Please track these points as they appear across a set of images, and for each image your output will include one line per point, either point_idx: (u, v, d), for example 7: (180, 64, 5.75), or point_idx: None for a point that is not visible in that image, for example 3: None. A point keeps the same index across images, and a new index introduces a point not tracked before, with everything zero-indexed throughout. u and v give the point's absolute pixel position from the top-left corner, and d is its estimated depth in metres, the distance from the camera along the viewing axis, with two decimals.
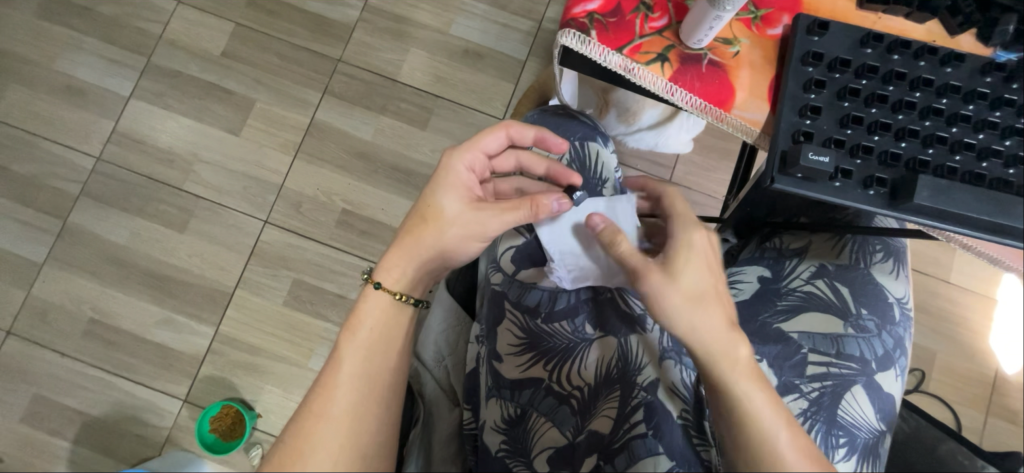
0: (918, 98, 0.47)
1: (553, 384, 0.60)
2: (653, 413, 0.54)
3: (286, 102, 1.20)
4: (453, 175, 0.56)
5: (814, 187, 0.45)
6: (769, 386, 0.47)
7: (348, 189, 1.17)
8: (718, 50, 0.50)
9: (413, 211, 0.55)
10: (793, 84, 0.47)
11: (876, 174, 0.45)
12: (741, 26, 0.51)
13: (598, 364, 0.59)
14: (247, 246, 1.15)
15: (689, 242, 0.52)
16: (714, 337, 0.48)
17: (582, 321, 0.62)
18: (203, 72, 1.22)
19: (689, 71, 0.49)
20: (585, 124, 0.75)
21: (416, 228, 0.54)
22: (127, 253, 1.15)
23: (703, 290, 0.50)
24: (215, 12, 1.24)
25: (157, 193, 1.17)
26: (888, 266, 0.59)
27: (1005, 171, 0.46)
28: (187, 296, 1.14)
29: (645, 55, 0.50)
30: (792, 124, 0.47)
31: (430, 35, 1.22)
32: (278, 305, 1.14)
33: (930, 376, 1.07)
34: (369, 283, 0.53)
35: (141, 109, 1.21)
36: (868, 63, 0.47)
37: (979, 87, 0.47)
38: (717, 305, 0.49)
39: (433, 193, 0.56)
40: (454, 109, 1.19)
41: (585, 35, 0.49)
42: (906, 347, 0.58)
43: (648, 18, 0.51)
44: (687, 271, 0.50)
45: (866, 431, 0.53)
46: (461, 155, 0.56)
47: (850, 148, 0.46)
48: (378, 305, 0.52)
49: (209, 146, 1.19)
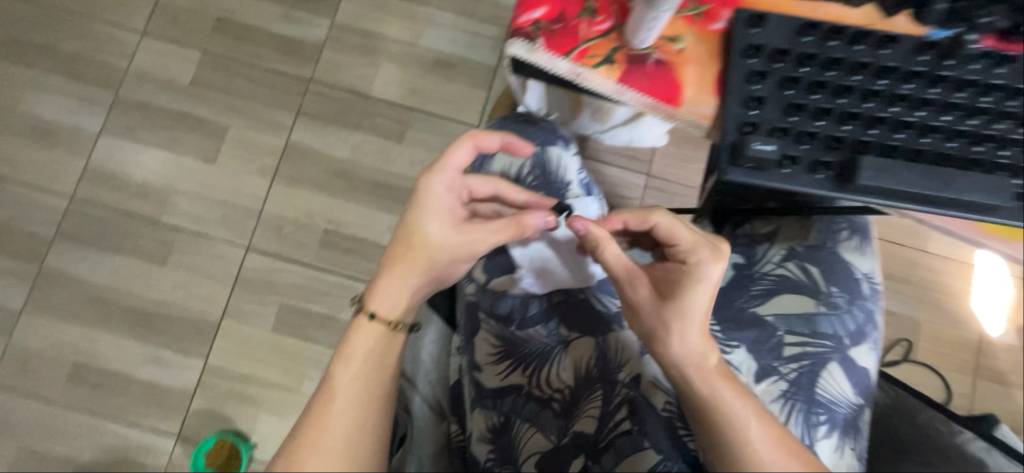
0: (858, 81, 0.48)
1: (533, 389, 0.60)
2: (636, 410, 0.55)
3: (260, 126, 1.20)
4: (433, 200, 0.54)
5: (765, 177, 0.47)
6: (745, 394, 0.49)
7: (328, 209, 1.17)
8: (663, 48, 0.50)
9: (399, 237, 0.55)
10: (735, 76, 0.48)
11: (822, 158, 0.47)
12: (683, 23, 0.51)
13: (575, 365, 0.60)
14: (231, 274, 1.15)
15: (693, 264, 0.51)
16: (697, 345, 0.50)
17: (556, 325, 0.62)
18: (173, 102, 1.21)
19: (635, 72, 0.49)
20: (544, 128, 0.75)
21: (404, 255, 0.54)
22: (109, 292, 1.14)
23: (693, 308, 0.50)
24: (181, 41, 1.23)
25: (136, 228, 1.16)
26: (853, 244, 0.60)
27: (945, 145, 0.48)
28: (173, 329, 1.13)
29: (592, 59, 0.50)
30: (739, 116, 0.48)
31: (399, 49, 1.22)
32: (267, 332, 1.13)
33: (916, 345, 1.10)
34: (362, 315, 0.53)
35: (112, 145, 1.19)
36: (804, 52, 0.49)
37: (915, 66, 0.48)
38: (701, 318, 0.50)
39: (415, 220, 0.55)
40: (429, 121, 1.20)
41: (532, 43, 0.49)
42: (878, 320, 0.59)
43: (592, 21, 0.51)
44: (683, 292, 0.50)
45: (844, 406, 0.54)
46: (438, 178, 0.54)
47: (795, 136, 0.47)
48: (371, 336, 0.52)
49: (185, 177, 1.18)
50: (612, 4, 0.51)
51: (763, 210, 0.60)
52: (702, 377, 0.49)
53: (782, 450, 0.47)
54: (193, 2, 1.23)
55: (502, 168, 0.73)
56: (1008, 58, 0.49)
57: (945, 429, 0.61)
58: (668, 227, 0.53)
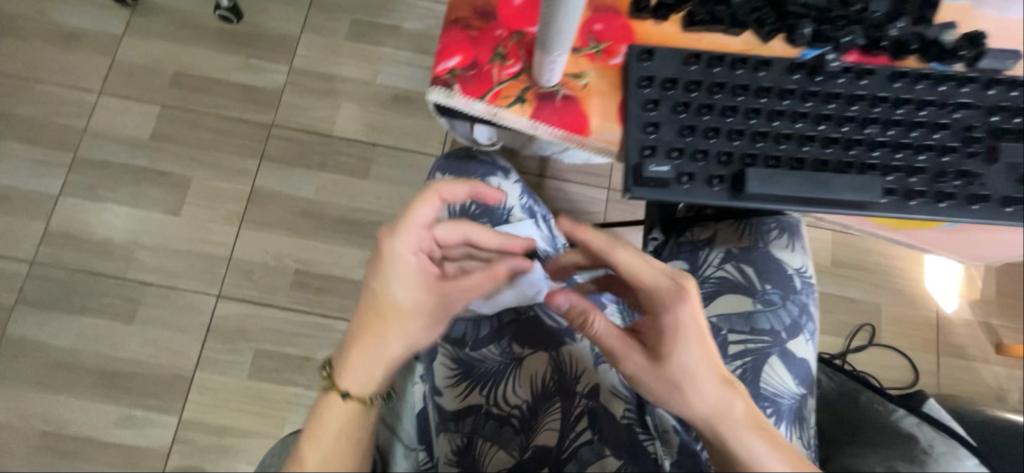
0: (740, 101, 0.53)
1: (492, 407, 0.61)
2: (595, 419, 0.59)
3: (224, 174, 1.21)
4: (401, 262, 0.53)
5: (666, 193, 0.51)
6: (765, 430, 0.50)
7: (298, 249, 1.18)
8: (569, 84, 0.54)
9: (367, 303, 0.53)
10: (632, 105, 0.53)
11: (715, 172, 0.52)
12: (586, 61, 0.55)
13: (532, 381, 0.62)
14: (202, 324, 1.13)
15: (668, 316, 0.50)
16: (704, 402, 0.50)
17: (509, 342, 0.65)
18: (133, 158, 1.21)
19: (546, 109, 0.53)
20: (484, 162, 0.78)
21: (374, 322, 0.52)
22: (75, 355, 1.11)
23: (688, 362, 0.50)
24: (138, 97, 1.24)
25: (100, 287, 1.14)
26: (783, 241, 0.64)
27: (823, 151, 0.53)
28: (144, 387, 1.10)
29: (506, 100, 0.53)
30: (639, 140, 0.52)
31: (357, 88, 1.26)
32: (242, 379, 1.11)
33: (879, 328, 1.15)
34: (334, 392, 0.50)
35: (72, 205, 1.18)
36: (691, 78, 0.54)
37: (788, 84, 0.54)
38: (700, 368, 0.50)
39: (383, 285, 0.53)
40: (392, 155, 1.23)
41: (449, 89, 0.53)
42: (813, 312, 0.62)
43: (503, 65, 0.54)
44: (674, 348, 0.50)
45: (788, 398, 0.58)
46: (405, 238, 0.53)
47: (691, 153, 0.52)
48: (342, 413, 0.49)
49: (149, 231, 1.18)
50: (520, 49, 0.55)
51: (703, 215, 0.68)
52: (713, 422, 0.50)
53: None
54: (149, 58, 1.25)
55: (447, 203, 0.75)
56: (867, 71, 0.55)
57: (884, 410, 0.61)
58: (631, 274, 0.52)
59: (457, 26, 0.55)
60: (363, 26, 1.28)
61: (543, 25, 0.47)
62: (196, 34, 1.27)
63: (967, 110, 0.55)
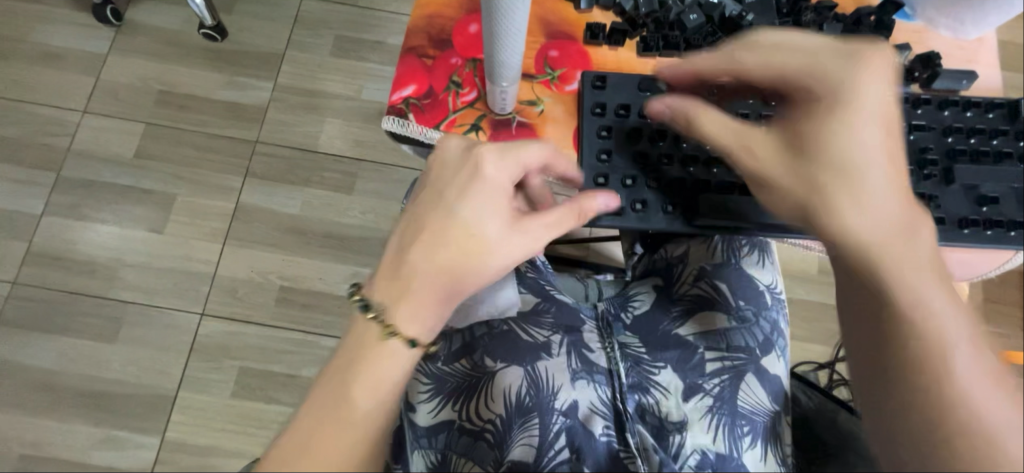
0: None
1: (464, 422, 0.57)
2: (573, 436, 0.55)
3: (208, 191, 1.21)
4: (489, 185, 0.46)
5: (622, 219, 0.53)
6: (934, 270, 0.44)
7: (283, 265, 1.17)
8: (525, 111, 0.58)
9: (440, 230, 0.44)
10: (588, 130, 0.55)
11: (670, 199, 0.54)
12: (541, 87, 0.59)
13: (507, 392, 0.57)
14: (185, 343, 1.12)
15: (842, 96, 0.45)
16: (879, 204, 0.44)
17: (481, 356, 0.59)
18: (117, 176, 1.21)
19: (500, 136, 0.57)
20: None
21: (450, 260, 0.44)
22: (56, 376, 1.09)
23: (859, 149, 0.45)
24: (123, 115, 1.24)
25: (82, 306, 1.13)
26: (753, 258, 0.65)
27: None
28: (126, 408, 1.08)
29: (461, 127, 0.57)
30: (594, 167, 0.54)
31: (343, 103, 1.26)
32: (226, 398, 1.10)
33: None
34: (398, 340, 0.42)
35: (56, 224, 1.17)
36: (645, 105, 0.56)
37: (741, 109, 0.56)
38: (865, 160, 0.45)
39: (465, 208, 0.45)
40: (378, 169, 1.23)
41: (403, 118, 0.56)
42: (784, 328, 0.63)
43: (459, 93, 0.58)
44: (842, 129, 0.45)
45: (763, 415, 0.57)
46: (500, 161, 0.46)
47: (643, 181, 0.54)
48: (394, 359, 0.42)
49: (133, 249, 1.17)
50: (474, 76, 0.58)
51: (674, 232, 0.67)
52: (881, 266, 0.44)
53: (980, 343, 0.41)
54: (134, 77, 1.26)
55: None
56: None
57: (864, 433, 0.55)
58: (784, 63, 0.48)
59: (415, 54, 0.59)
60: (348, 42, 1.29)
61: (488, 60, 0.50)
62: (181, 52, 1.28)
63: (922, 132, 0.55)
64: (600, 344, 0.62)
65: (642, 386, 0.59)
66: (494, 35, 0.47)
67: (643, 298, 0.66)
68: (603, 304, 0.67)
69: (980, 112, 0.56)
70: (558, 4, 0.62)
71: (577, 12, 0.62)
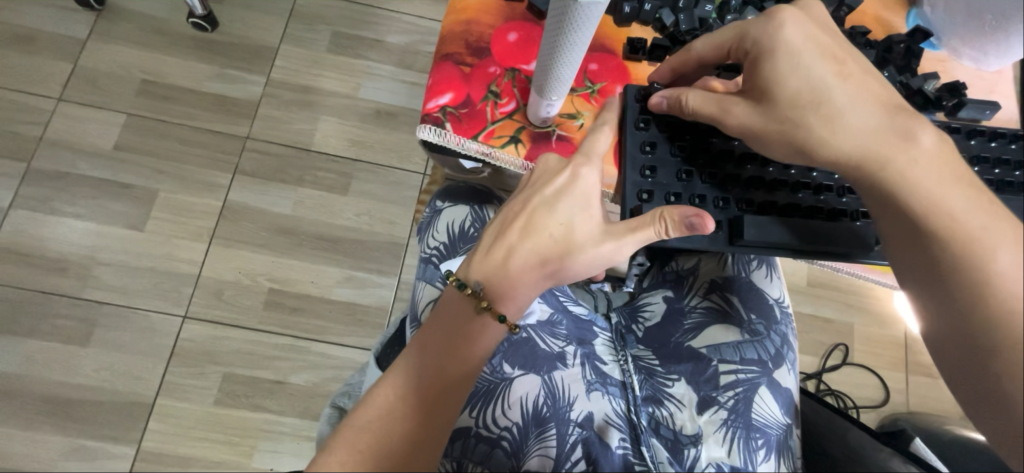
0: (736, 145, 0.55)
1: (480, 429, 0.54)
2: (589, 448, 0.53)
3: (193, 187, 1.15)
4: (584, 190, 0.48)
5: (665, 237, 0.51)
6: (935, 161, 0.46)
7: (272, 267, 1.13)
8: (564, 125, 0.56)
9: (533, 225, 0.47)
10: (631, 146, 0.54)
11: (712, 218, 0.52)
12: (581, 101, 0.58)
13: (523, 399, 0.55)
14: (166, 347, 1.06)
15: (771, 41, 0.48)
16: (856, 121, 0.47)
17: (498, 361, 0.57)
18: (94, 169, 1.14)
19: (540, 149, 0.55)
20: (486, 191, 0.73)
21: (542, 251, 0.47)
22: (21, 382, 1.02)
23: (803, 84, 0.47)
24: (102, 105, 1.17)
25: (52, 307, 1.06)
26: (762, 272, 0.65)
27: (815, 198, 0.54)
28: (98, 416, 1.02)
29: (499, 139, 0.55)
30: (636, 183, 0.53)
31: (339, 101, 1.22)
32: (208, 406, 1.04)
33: (853, 348, 1.18)
34: (489, 315, 0.46)
35: (24, 218, 1.10)
36: (685, 124, 0.55)
37: None
38: (814, 88, 0.47)
39: (560, 207, 0.48)
40: (374, 171, 1.20)
41: (441, 128, 0.55)
42: (794, 343, 0.63)
43: (498, 104, 0.56)
44: (786, 75, 0.48)
45: (776, 428, 0.55)
46: (593, 167, 0.49)
47: (687, 200, 0.53)
48: (485, 337, 0.46)
49: (110, 247, 1.11)
50: (513, 87, 0.57)
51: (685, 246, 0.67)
52: (881, 173, 0.47)
53: (984, 205, 0.45)
54: (115, 64, 1.19)
55: (445, 226, 0.69)
56: None
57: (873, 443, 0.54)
58: (711, 39, 0.53)
59: (451, 62, 0.58)
60: (346, 39, 1.26)
61: (540, 72, 0.49)
62: (167, 40, 1.22)
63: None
64: (612, 356, 0.62)
65: (656, 399, 0.59)
66: (555, 46, 0.45)
67: (654, 310, 0.66)
68: (614, 315, 0.67)
69: (1004, 142, 0.58)
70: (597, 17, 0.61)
71: (617, 25, 0.61)
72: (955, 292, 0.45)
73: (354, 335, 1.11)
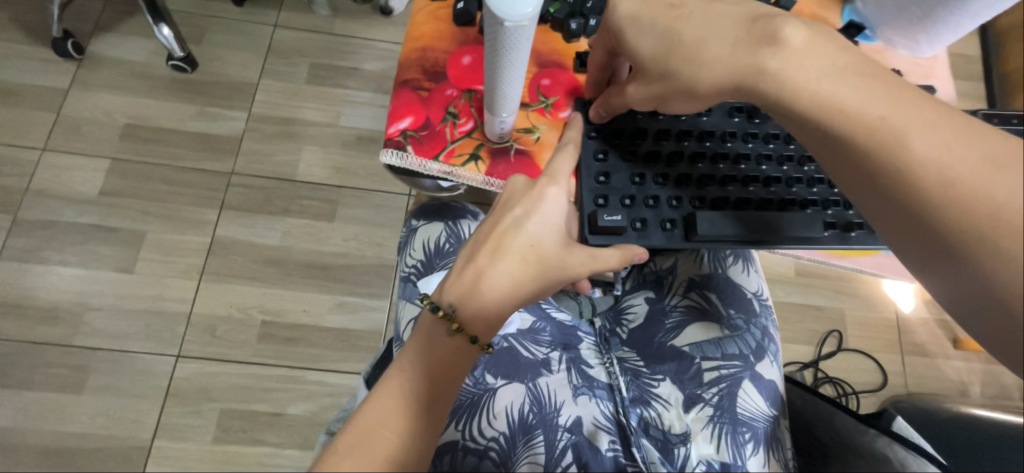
0: (686, 146, 0.56)
1: (467, 441, 0.54)
2: (579, 452, 0.54)
3: (181, 226, 1.16)
4: (550, 207, 0.49)
5: (622, 239, 0.53)
6: (810, 52, 0.43)
7: (263, 299, 1.13)
8: (521, 139, 0.59)
9: (503, 247, 0.47)
10: (584, 154, 0.55)
11: (667, 216, 0.54)
12: (536, 115, 0.61)
13: (508, 409, 0.56)
14: (160, 388, 1.06)
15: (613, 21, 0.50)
16: (715, 49, 0.45)
17: (481, 372, 0.58)
18: (81, 215, 1.15)
19: (500, 163, 0.58)
20: (458, 205, 0.74)
21: (513, 270, 0.47)
22: (16, 435, 1.01)
23: (653, 43, 0.48)
24: (86, 152, 1.19)
25: (44, 357, 1.06)
26: (739, 267, 0.66)
27: (768, 190, 0.56)
28: (95, 464, 1.01)
29: (460, 157, 0.58)
30: (592, 189, 0.54)
31: (321, 131, 1.24)
32: (207, 444, 1.04)
33: (847, 333, 1.19)
34: (462, 337, 0.46)
35: (13, 269, 1.10)
36: (633, 129, 0.57)
37: (729, 126, 0.58)
38: (665, 42, 0.47)
39: (527, 226, 0.48)
40: (359, 195, 1.21)
41: (402, 151, 0.57)
42: (774, 334, 0.64)
43: (456, 124, 0.59)
44: (640, 45, 0.48)
45: (763, 421, 0.56)
46: (559, 185, 0.50)
47: (642, 201, 0.54)
48: (461, 356, 0.47)
49: (100, 292, 1.11)
50: (470, 107, 0.59)
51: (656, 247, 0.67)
52: (759, 86, 0.44)
53: (875, 85, 0.40)
54: (97, 111, 1.21)
55: (421, 244, 0.70)
56: None
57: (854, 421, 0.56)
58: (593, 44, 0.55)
59: (410, 87, 0.60)
60: (323, 69, 1.28)
61: (488, 91, 0.51)
62: (148, 84, 1.24)
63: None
64: (598, 359, 0.62)
65: (643, 399, 0.59)
66: (495, 66, 0.47)
67: (636, 312, 0.66)
68: (598, 320, 0.68)
69: None
70: (546, 35, 0.64)
71: (566, 41, 0.64)
72: (882, 179, 0.39)
73: (349, 360, 1.11)
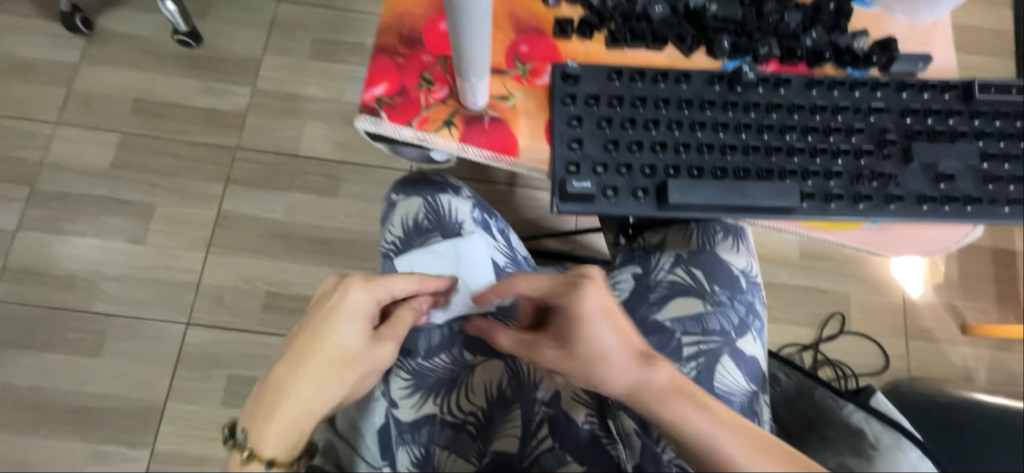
0: (663, 114, 0.57)
1: (445, 415, 0.59)
2: (555, 425, 0.59)
3: (189, 199, 1.19)
4: (351, 304, 0.52)
5: (593, 206, 0.54)
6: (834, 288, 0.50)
7: (269, 271, 1.16)
8: (496, 106, 0.58)
9: (305, 355, 0.49)
10: (558, 122, 0.56)
11: (640, 185, 0.55)
12: (512, 82, 0.59)
13: (486, 386, 0.61)
14: (172, 354, 1.11)
15: None
16: None
17: (460, 350, 0.62)
18: (94, 187, 1.18)
19: (474, 130, 0.57)
20: (438, 178, 0.72)
21: (318, 380, 0.48)
22: (40, 394, 1.07)
23: None
24: (97, 125, 1.21)
25: (64, 322, 1.11)
26: (729, 244, 0.65)
27: (744, 160, 0.56)
28: (113, 422, 1.07)
29: (434, 123, 0.57)
30: (564, 156, 0.55)
31: (324, 106, 1.25)
32: (216, 407, 1.09)
33: (850, 316, 1.18)
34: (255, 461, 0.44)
35: (31, 239, 1.15)
36: (612, 95, 0.57)
37: (709, 94, 0.58)
38: None
39: (327, 329, 0.51)
40: (361, 171, 1.22)
41: (376, 117, 0.57)
42: (760, 311, 0.64)
43: (431, 90, 0.58)
44: None
45: (739, 395, 0.59)
46: (358, 284, 0.53)
47: (615, 168, 0.55)
48: None
49: (114, 262, 1.15)
50: (446, 74, 0.59)
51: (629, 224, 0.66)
52: None
53: None
54: (107, 86, 1.23)
55: (401, 218, 0.69)
56: (784, 80, 0.59)
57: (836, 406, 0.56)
58: None
59: (385, 54, 0.59)
60: (326, 44, 1.28)
61: (455, 57, 0.51)
62: (155, 59, 1.26)
63: (882, 113, 0.58)
64: None
65: None
66: (457, 30, 0.47)
67: (623, 288, 0.66)
68: None
69: (937, 93, 0.60)
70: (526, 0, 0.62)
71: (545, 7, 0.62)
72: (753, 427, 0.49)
73: None
